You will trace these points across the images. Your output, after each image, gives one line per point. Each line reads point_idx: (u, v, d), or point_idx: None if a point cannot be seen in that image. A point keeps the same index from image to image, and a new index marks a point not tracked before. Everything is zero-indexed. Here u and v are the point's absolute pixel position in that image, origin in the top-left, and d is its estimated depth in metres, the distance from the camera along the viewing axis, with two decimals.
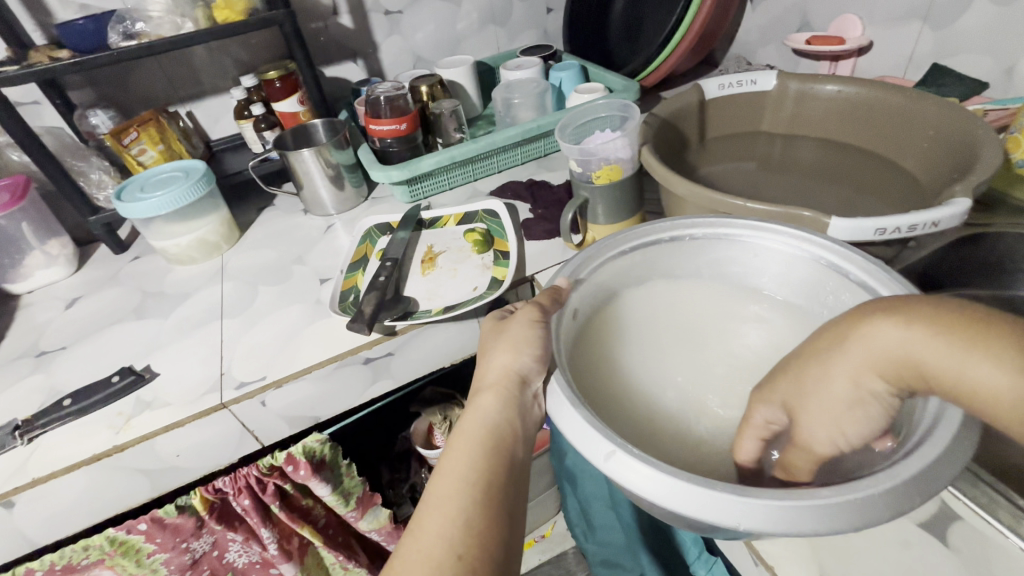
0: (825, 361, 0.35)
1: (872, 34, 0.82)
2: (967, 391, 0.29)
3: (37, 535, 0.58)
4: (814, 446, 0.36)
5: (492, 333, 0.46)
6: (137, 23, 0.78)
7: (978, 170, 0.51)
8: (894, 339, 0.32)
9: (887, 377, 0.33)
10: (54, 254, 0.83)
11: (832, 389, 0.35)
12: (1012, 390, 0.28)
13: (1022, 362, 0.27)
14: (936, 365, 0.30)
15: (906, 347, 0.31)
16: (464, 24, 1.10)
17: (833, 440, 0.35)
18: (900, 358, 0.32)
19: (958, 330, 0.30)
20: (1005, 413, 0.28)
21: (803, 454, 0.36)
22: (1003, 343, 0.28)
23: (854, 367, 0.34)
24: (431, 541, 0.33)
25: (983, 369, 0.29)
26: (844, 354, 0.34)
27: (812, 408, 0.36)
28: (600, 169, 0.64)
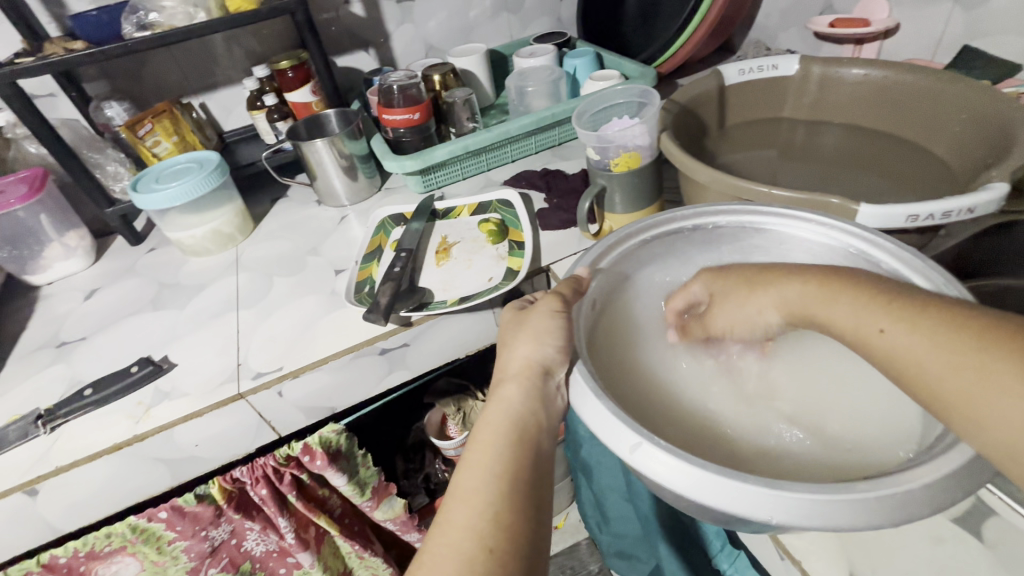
0: (738, 284, 0.42)
1: (898, 16, 0.79)
2: (830, 322, 0.36)
3: (61, 523, 0.59)
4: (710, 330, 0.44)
5: (513, 323, 0.45)
6: (149, 13, 0.78)
7: (1015, 155, 0.49)
8: (790, 285, 0.39)
9: (782, 311, 0.40)
10: (72, 246, 0.83)
11: (736, 302, 0.42)
12: (856, 319, 0.35)
13: (869, 300, 0.35)
14: (812, 303, 0.37)
15: (800, 295, 0.38)
16: (477, 11, 1.08)
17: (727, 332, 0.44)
18: (790, 296, 0.39)
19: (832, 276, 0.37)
20: (847, 335, 0.36)
21: (699, 327, 0.45)
22: (862, 287, 0.35)
23: (758, 295, 0.41)
24: (458, 535, 0.33)
25: (844, 304, 0.36)
26: (750, 282, 0.41)
27: (716, 313, 0.44)
28: (617, 157, 0.63)
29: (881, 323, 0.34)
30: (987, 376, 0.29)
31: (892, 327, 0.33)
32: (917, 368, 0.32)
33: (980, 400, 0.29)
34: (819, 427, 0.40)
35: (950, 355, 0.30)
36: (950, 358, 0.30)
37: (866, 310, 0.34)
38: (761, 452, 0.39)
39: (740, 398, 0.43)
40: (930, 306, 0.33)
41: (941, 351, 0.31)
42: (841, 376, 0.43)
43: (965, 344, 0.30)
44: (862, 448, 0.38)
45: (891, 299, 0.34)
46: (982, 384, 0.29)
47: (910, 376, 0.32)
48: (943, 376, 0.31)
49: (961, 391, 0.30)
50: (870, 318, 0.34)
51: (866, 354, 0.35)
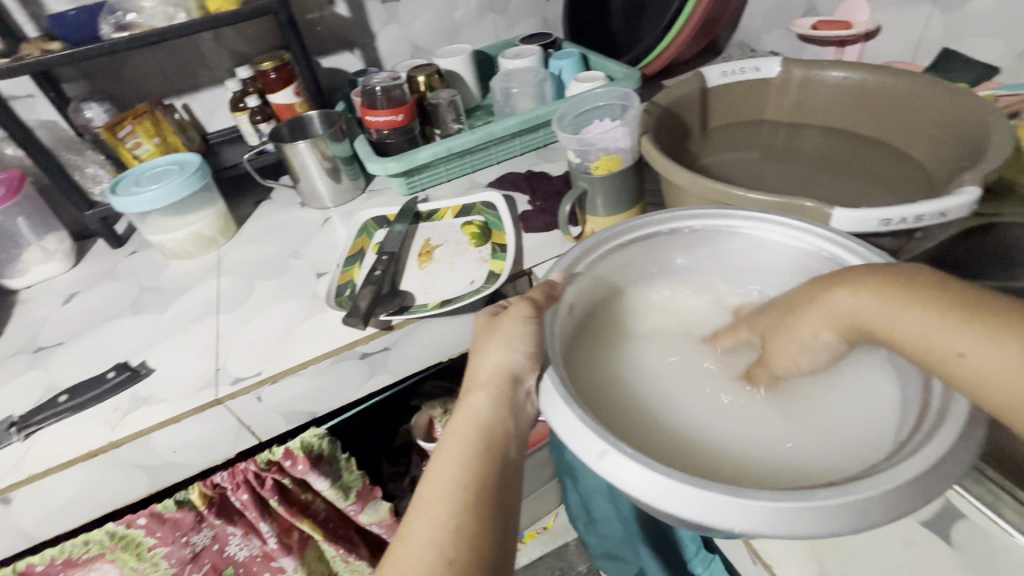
0: (782, 317, 0.41)
1: (879, 18, 0.79)
2: (900, 341, 0.34)
3: (36, 531, 0.58)
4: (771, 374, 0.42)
5: (484, 329, 0.45)
6: (128, 14, 0.77)
7: (989, 158, 0.49)
8: (845, 300, 0.37)
9: (837, 328, 0.38)
10: (52, 249, 0.82)
11: (792, 331, 0.40)
12: (930, 340, 0.33)
13: (940, 316, 0.32)
14: (877, 321, 0.35)
15: (855, 309, 0.36)
16: (463, 12, 1.08)
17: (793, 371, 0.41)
18: (850, 315, 0.37)
19: (891, 288, 0.35)
20: (923, 359, 0.33)
21: (763, 370, 0.42)
22: (928, 299, 0.33)
23: (811, 315, 0.39)
24: (421, 546, 0.33)
25: (913, 321, 0.33)
26: (801, 303, 0.39)
27: (773, 347, 0.41)
28: (599, 159, 0.63)
29: (960, 346, 0.31)
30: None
31: (973, 349, 0.31)
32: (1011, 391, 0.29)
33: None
34: (791, 436, 0.40)
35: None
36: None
37: (940, 331, 0.32)
38: (733, 461, 0.38)
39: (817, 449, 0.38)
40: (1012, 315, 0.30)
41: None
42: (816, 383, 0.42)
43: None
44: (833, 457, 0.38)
45: (965, 314, 0.32)
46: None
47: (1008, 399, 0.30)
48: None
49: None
50: (947, 340, 0.32)
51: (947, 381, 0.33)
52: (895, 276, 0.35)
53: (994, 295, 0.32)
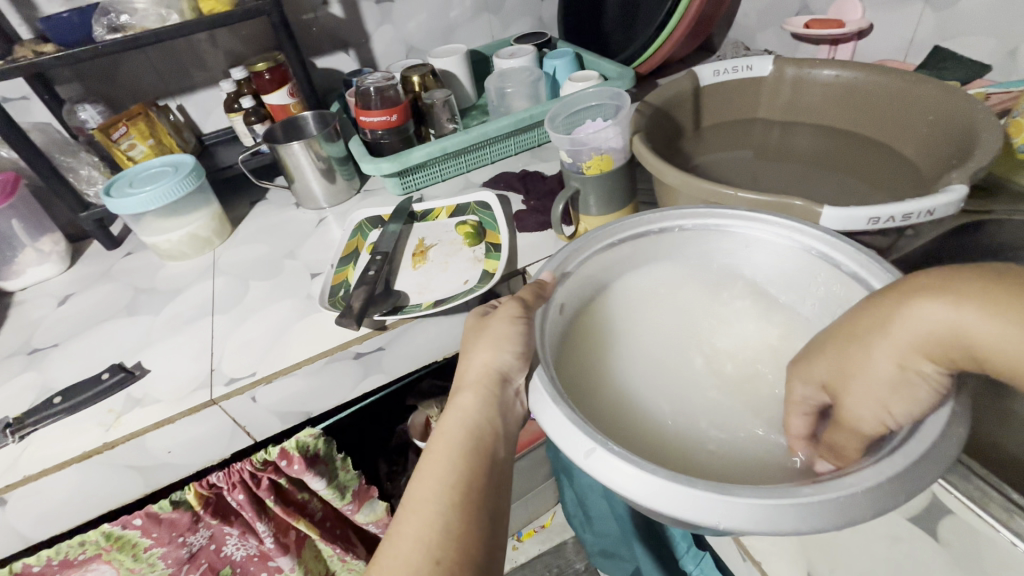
0: (849, 351, 0.34)
1: (871, 17, 0.79)
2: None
3: (31, 532, 0.59)
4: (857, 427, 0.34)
5: (474, 329, 0.45)
6: (121, 16, 0.77)
7: (977, 156, 0.50)
8: (941, 316, 0.30)
9: (932, 351, 0.31)
10: (46, 251, 0.83)
11: (874, 361, 0.33)
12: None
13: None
14: (997, 339, 0.28)
15: (953, 326, 0.30)
16: (457, 12, 1.08)
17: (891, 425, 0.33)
18: (954, 335, 0.30)
19: (1009, 298, 0.28)
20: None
21: (849, 433, 0.34)
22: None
23: (897, 338, 0.31)
24: (408, 547, 0.33)
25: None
26: (884, 325, 0.32)
27: (853, 386, 0.34)
28: (590, 159, 0.63)
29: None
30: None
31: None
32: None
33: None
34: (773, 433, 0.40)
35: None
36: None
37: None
38: (717, 459, 0.39)
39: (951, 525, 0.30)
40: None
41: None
42: None
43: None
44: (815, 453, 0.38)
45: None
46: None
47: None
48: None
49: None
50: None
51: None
52: (1010, 282, 0.29)
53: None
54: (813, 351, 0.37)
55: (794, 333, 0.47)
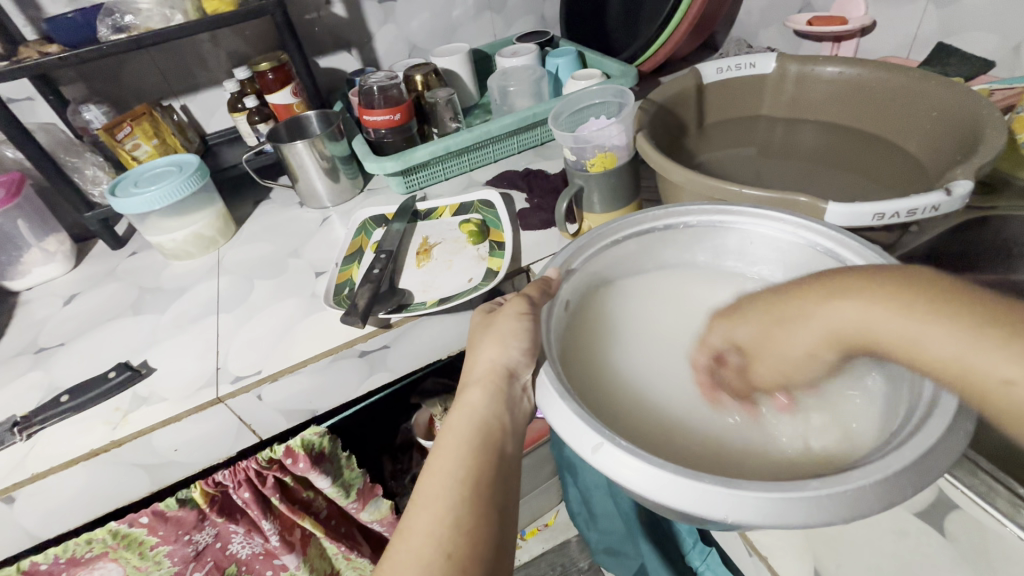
0: (769, 327, 0.37)
1: (875, 14, 0.79)
2: (921, 358, 0.31)
3: (39, 529, 0.59)
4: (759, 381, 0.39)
5: (481, 326, 0.45)
6: (125, 16, 0.77)
7: (981, 151, 0.50)
8: (854, 314, 0.33)
9: (839, 341, 0.34)
10: (52, 251, 0.83)
11: (792, 343, 0.36)
12: (964, 359, 0.29)
13: (976, 333, 0.29)
14: (894, 337, 0.32)
15: (864, 322, 0.33)
16: (460, 11, 1.08)
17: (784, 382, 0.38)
18: (858, 329, 0.33)
19: (912, 302, 0.31)
20: (951, 379, 0.30)
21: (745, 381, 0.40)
22: (957, 312, 0.30)
23: (812, 326, 0.35)
24: (420, 541, 0.33)
25: (939, 337, 0.30)
26: (803, 307, 0.36)
27: (765, 354, 0.38)
28: (594, 157, 0.63)
29: (1003, 371, 0.27)
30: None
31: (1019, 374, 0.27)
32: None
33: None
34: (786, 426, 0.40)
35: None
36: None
37: (978, 350, 0.29)
38: (731, 453, 0.39)
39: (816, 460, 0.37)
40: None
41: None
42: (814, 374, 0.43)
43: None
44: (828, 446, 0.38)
45: (1004, 332, 0.28)
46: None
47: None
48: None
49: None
50: (986, 363, 0.28)
51: (984, 405, 0.29)
52: (924, 289, 0.32)
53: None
54: (740, 312, 0.40)
55: None
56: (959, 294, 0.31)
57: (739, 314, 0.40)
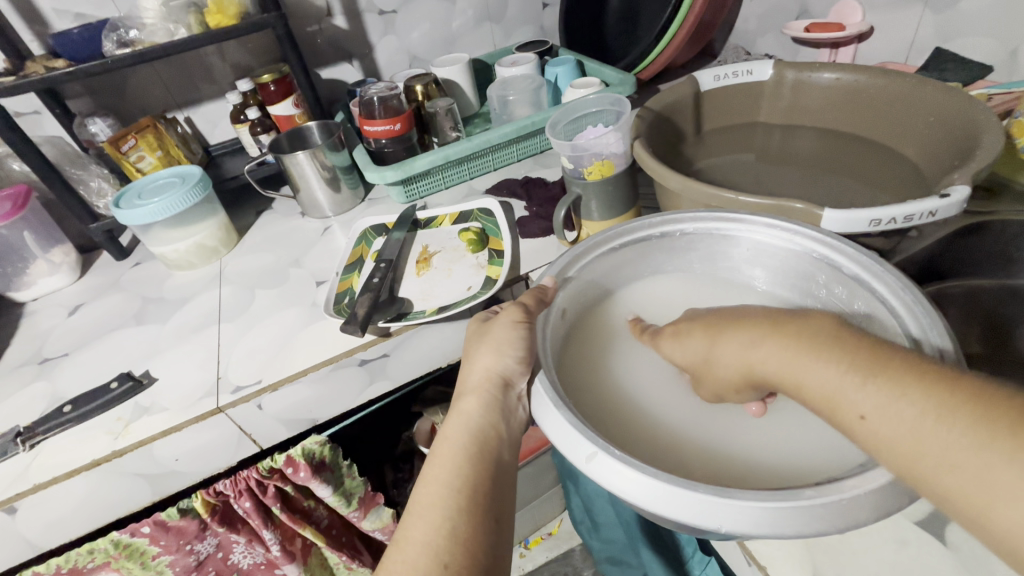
0: (701, 350, 0.40)
1: (872, 20, 0.80)
2: (802, 392, 0.34)
3: (41, 540, 0.59)
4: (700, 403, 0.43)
5: (477, 334, 0.45)
6: (130, 31, 0.79)
7: (979, 157, 0.49)
8: (753, 350, 0.36)
9: (749, 375, 0.37)
10: (58, 262, 0.84)
11: (711, 373, 0.40)
12: (831, 396, 0.32)
13: (841, 371, 0.31)
14: (783, 375, 0.35)
15: (769, 359, 0.35)
16: (460, 22, 1.09)
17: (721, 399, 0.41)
18: (757, 366, 0.36)
19: (794, 343, 0.34)
20: (826, 414, 0.32)
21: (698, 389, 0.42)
22: (831, 352, 0.32)
23: (724, 361, 0.38)
24: (417, 551, 0.33)
25: (815, 374, 0.33)
26: (718, 342, 0.39)
27: (698, 379, 0.41)
28: (591, 165, 0.64)
29: (860, 409, 0.30)
30: (984, 467, 0.26)
31: (871, 411, 0.30)
32: (909, 459, 0.28)
33: (971, 493, 0.26)
34: (793, 431, 0.40)
35: (938, 439, 0.27)
36: (951, 440, 0.27)
37: (842, 390, 0.31)
38: (740, 459, 0.39)
39: (768, 473, 0.38)
40: (912, 374, 0.30)
41: (933, 436, 0.28)
42: None
43: (958, 423, 0.27)
44: (837, 450, 0.38)
45: (864, 373, 0.31)
46: (989, 470, 0.25)
47: (909, 464, 0.28)
48: (939, 471, 0.27)
49: (965, 484, 0.26)
50: (847, 399, 0.31)
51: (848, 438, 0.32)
52: (822, 333, 0.34)
53: (900, 351, 0.31)
54: (681, 331, 0.43)
55: None
56: (834, 334, 0.33)
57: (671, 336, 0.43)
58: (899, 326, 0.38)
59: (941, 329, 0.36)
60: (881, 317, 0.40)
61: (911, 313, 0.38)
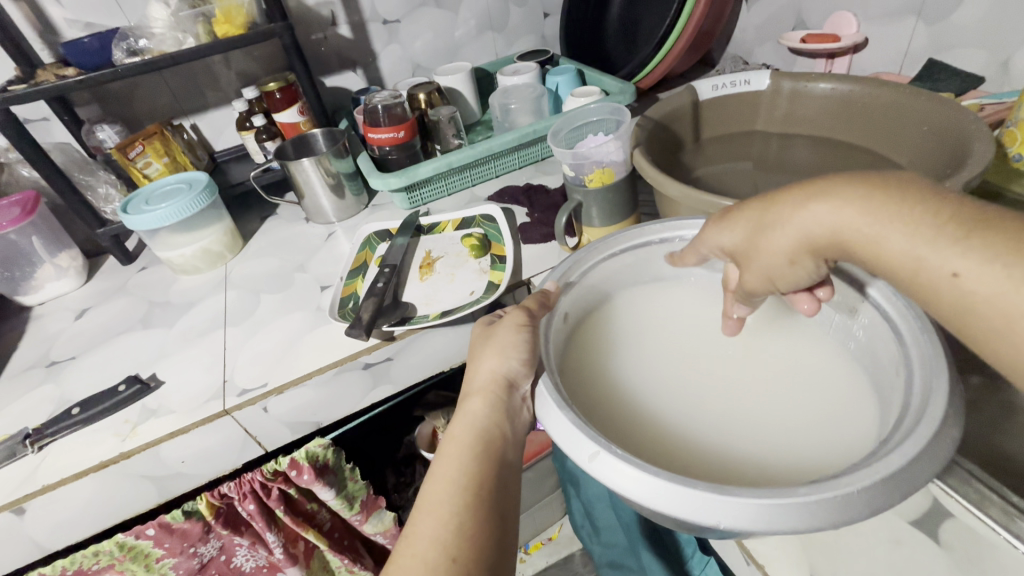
0: (757, 230, 0.39)
1: (866, 31, 0.81)
2: (881, 254, 0.33)
3: (48, 541, 0.60)
4: (752, 291, 0.42)
5: (481, 337, 0.46)
6: (140, 40, 0.81)
7: (969, 166, 0.51)
8: (825, 210, 0.35)
9: (812, 245, 0.36)
10: (64, 266, 0.85)
11: (768, 245, 0.38)
12: (919, 255, 0.31)
13: (933, 228, 0.31)
14: (860, 235, 0.34)
15: (839, 224, 0.34)
16: (462, 31, 1.11)
17: (772, 286, 0.41)
18: (827, 228, 0.35)
19: (880, 198, 0.33)
20: (906, 276, 0.32)
21: (750, 278, 0.41)
22: (925, 210, 0.32)
23: (787, 229, 0.37)
24: (425, 545, 0.34)
25: (901, 232, 0.32)
26: (774, 214, 0.38)
27: (751, 260, 0.40)
28: (593, 172, 0.65)
29: (953, 266, 0.30)
30: None
31: (966, 268, 0.29)
32: (1008, 318, 0.28)
33: None
34: (792, 431, 0.41)
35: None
36: None
37: (931, 245, 0.31)
38: (739, 459, 0.40)
39: (766, 472, 0.39)
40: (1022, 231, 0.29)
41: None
42: (814, 384, 0.44)
43: None
44: (831, 451, 0.39)
45: (963, 230, 0.30)
46: None
47: (1007, 322, 0.28)
48: None
49: None
50: (937, 257, 0.31)
51: (926, 294, 0.32)
52: (901, 191, 0.33)
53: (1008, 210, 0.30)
54: (734, 218, 0.41)
55: (795, 343, 0.48)
56: (929, 193, 0.32)
57: (725, 221, 0.42)
58: (893, 332, 0.39)
59: (932, 335, 0.36)
60: (877, 323, 0.41)
61: (904, 320, 0.39)
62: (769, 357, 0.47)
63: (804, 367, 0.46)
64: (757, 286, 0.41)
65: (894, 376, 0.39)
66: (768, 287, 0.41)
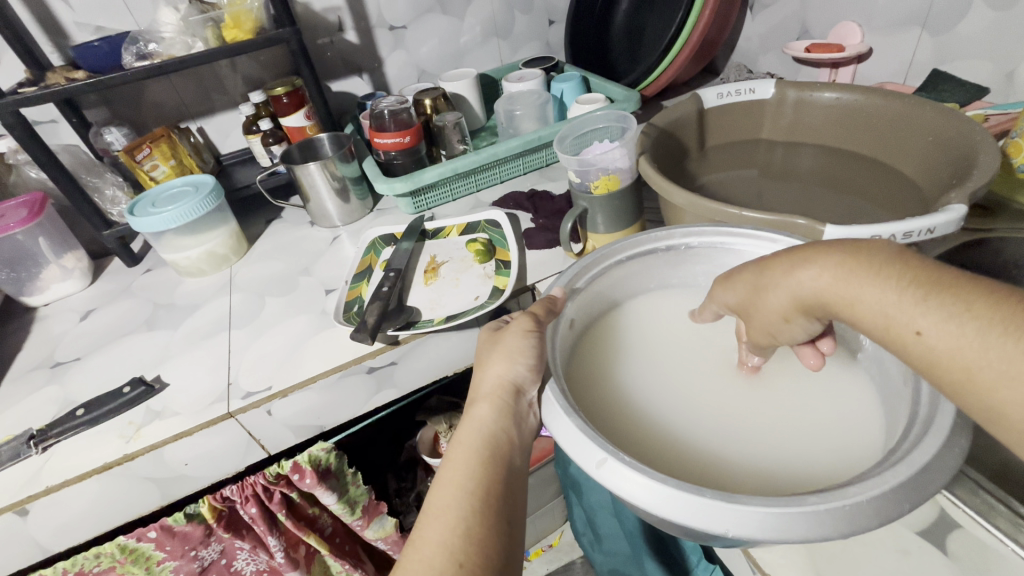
0: (751, 290, 0.40)
1: (870, 41, 0.82)
2: (856, 315, 0.33)
3: (50, 543, 0.60)
4: (759, 345, 0.42)
5: (488, 343, 0.46)
6: (150, 44, 0.81)
7: (974, 178, 0.51)
8: (808, 276, 0.35)
9: (801, 306, 0.36)
10: (70, 267, 0.85)
11: (764, 305, 0.39)
12: (886, 314, 0.32)
13: (901, 290, 0.31)
14: (835, 297, 0.34)
15: (820, 289, 0.35)
16: (468, 37, 1.11)
17: (773, 341, 0.41)
18: (809, 290, 0.35)
19: (850, 263, 0.33)
20: (880, 333, 0.32)
21: (752, 334, 0.42)
22: (890, 272, 0.32)
23: (777, 289, 0.37)
24: (433, 551, 0.34)
25: (870, 294, 0.32)
26: (764, 276, 0.38)
27: (751, 317, 0.41)
28: (598, 179, 0.65)
29: (917, 324, 0.30)
30: None
31: (929, 326, 0.30)
32: (967, 373, 0.28)
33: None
34: (796, 438, 0.41)
35: (1001, 350, 0.27)
36: (1017, 353, 0.27)
37: (900, 305, 0.31)
38: (746, 468, 0.40)
39: (770, 481, 0.39)
40: (978, 290, 0.29)
41: (993, 350, 0.27)
42: (819, 392, 0.44)
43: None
44: (836, 461, 0.39)
45: (924, 291, 0.31)
46: None
47: (967, 373, 0.28)
48: (1000, 381, 0.27)
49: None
50: (903, 316, 0.31)
51: (902, 353, 0.32)
52: (873, 255, 0.33)
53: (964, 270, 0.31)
54: (732, 278, 0.42)
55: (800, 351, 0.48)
56: (894, 256, 0.33)
57: (725, 281, 0.43)
58: None
59: None
60: None
61: None
62: (774, 364, 0.47)
63: (809, 374, 0.46)
64: (761, 343, 0.42)
65: (901, 386, 0.39)
66: (772, 344, 0.41)
